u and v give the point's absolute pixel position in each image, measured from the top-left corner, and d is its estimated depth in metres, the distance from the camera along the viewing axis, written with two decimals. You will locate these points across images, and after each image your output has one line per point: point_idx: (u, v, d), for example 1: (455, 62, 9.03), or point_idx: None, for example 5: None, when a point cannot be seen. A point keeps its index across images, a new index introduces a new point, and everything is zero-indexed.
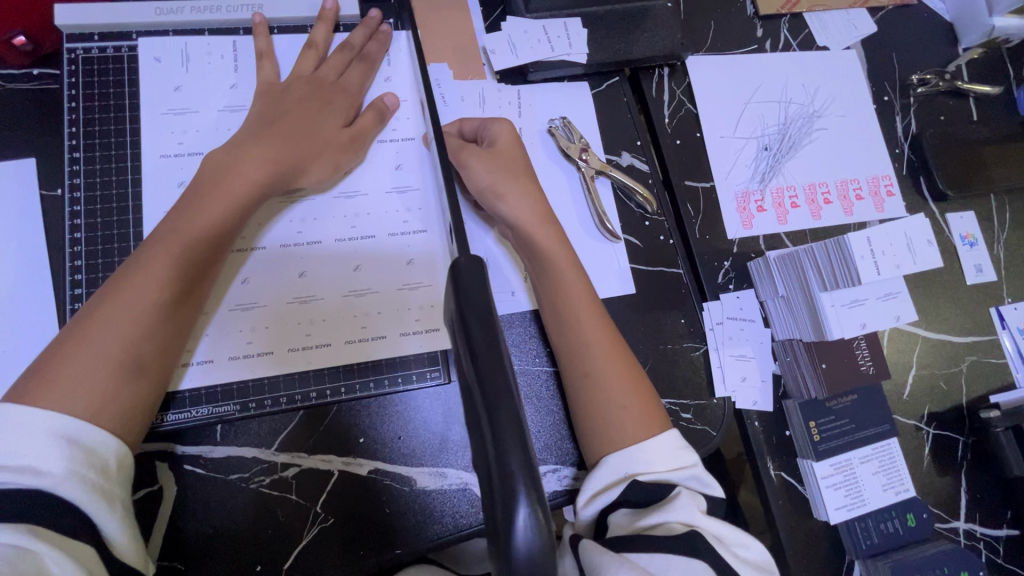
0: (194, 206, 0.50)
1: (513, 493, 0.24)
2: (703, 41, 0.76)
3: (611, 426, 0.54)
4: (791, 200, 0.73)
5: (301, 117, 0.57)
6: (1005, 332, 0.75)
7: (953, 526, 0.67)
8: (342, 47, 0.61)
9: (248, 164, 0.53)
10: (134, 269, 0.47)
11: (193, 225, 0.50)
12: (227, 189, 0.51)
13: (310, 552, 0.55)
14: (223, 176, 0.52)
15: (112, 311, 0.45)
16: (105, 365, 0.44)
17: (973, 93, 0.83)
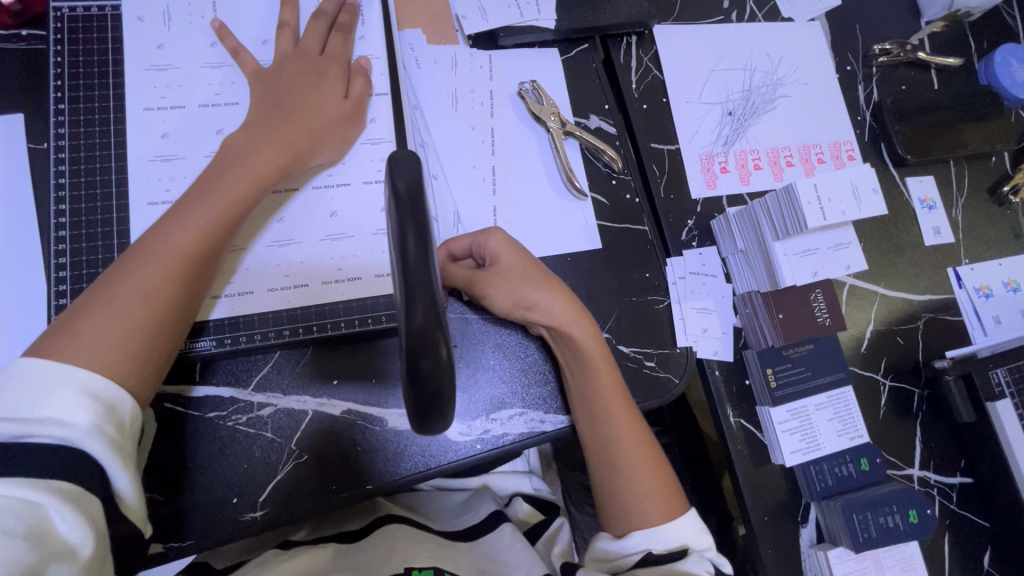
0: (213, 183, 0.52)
1: (431, 336, 0.28)
2: (671, 12, 0.79)
3: (636, 509, 0.58)
4: (754, 163, 0.76)
5: (303, 87, 0.59)
6: (962, 291, 0.78)
7: (908, 473, 0.70)
8: (316, 16, 0.63)
9: (264, 142, 0.55)
10: (153, 239, 0.48)
11: (211, 202, 0.50)
12: (245, 167, 0.53)
13: (286, 486, 0.57)
14: (240, 155, 0.53)
15: (136, 276, 0.46)
16: (125, 330, 0.45)
17: (934, 65, 0.86)
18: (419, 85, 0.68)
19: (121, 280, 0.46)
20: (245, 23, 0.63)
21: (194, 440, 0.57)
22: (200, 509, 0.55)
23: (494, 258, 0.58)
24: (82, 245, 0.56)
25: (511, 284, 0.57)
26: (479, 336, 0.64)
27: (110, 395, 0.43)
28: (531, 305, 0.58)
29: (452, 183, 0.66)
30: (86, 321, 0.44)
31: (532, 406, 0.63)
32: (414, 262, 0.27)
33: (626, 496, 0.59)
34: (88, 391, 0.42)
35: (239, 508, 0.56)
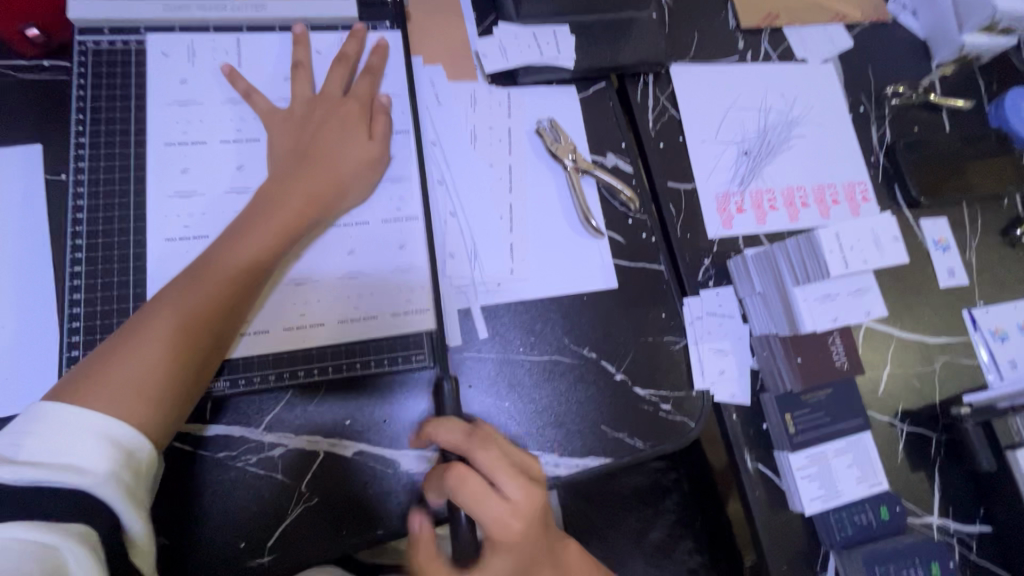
0: (243, 233, 0.53)
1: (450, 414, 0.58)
2: (686, 51, 0.80)
3: None
4: (769, 203, 0.76)
5: (329, 136, 0.59)
6: (978, 333, 0.77)
7: (927, 521, 0.68)
8: (340, 58, 0.64)
9: (292, 191, 0.55)
10: (181, 285, 0.49)
11: (240, 250, 0.52)
12: (275, 216, 0.54)
13: (294, 530, 0.56)
14: (268, 205, 0.55)
15: (165, 319, 0.47)
16: (148, 375, 0.44)
17: (945, 107, 0.86)
18: (438, 123, 0.68)
19: (146, 325, 0.46)
20: (268, 60, 0.63)
21: (202, 482, 0.55)
22: (206, 554, 0.54)
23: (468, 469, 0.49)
24: (97, 280, 0.55)
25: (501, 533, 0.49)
26: (492, 376, 0.63)
27: (129, 440, 0.42)
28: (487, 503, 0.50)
29: (468, 221, 0.66)
30: (109, 366, 0.44)
31: (547, 449, 0.62)
32: None
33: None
34: (108, 436, 0.41)
35: (246, 553, 0.54)
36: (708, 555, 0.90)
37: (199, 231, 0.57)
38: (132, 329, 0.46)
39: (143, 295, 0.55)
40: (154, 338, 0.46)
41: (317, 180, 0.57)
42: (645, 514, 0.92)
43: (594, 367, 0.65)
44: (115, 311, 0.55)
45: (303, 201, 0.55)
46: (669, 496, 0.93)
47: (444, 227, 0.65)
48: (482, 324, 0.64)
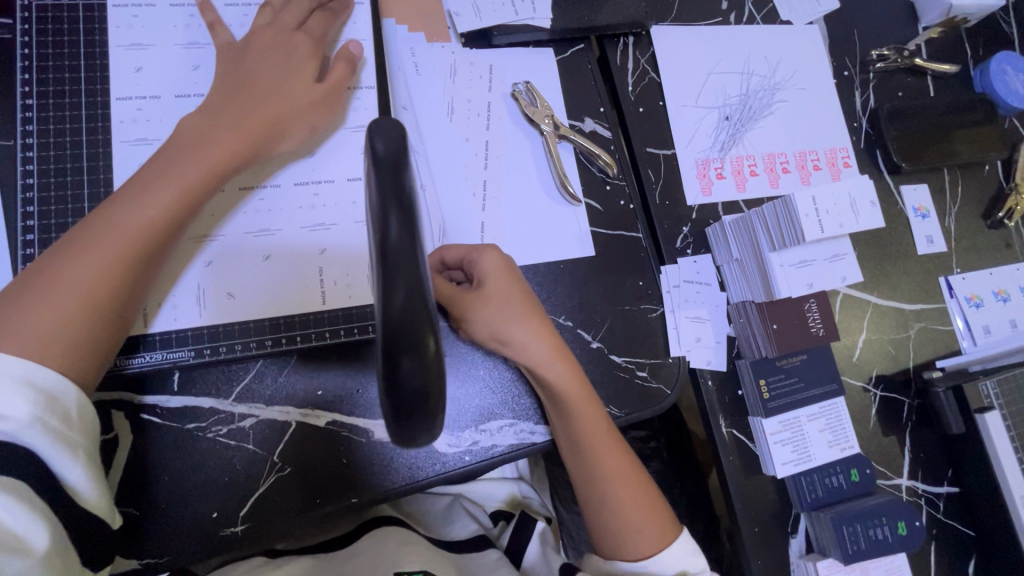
0: (152, 181, 0.48)
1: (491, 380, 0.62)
2: (668, 11, 0.78)
3: (623, 536, 0.58)
4: (750, 169, 0.75)
5: (271, 76, 0.56)
6: (953, 300, 0.78)
7: (896, 483, 0.70)
8: None
9: (198, 148, 0.50)
10: (104, 228, 0.46)
11: (153, 202, 0.48)
12: (198, 154, 0.50)
13: (267, 499, 0.56)
14: (199, 137, 0.51)
15: (69, 274, 0.44)
16: (63, 327, 0.43)
17: (931, 71, 0.85)
18: (411, 93, 0.66)
19: (79, 255, 0.45)
20: (227, 18, 0.60)
21: (171, 454, 0.55)
22: (176, 526, 0.53)
23: (482, 279, 0.55)
24: None
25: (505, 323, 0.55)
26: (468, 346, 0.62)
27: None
28: (509, 339, 0.55)
29: (440, 193, 0.64)
30: (53, 293, 0.44)
31: (522, 417, 0.62)
32: (394, 245, 0.24)
33: (609, 523, 0.59)
34: None
35: (218, 523, 0.54)
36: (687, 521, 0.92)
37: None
38: (55, 271, 0.44)
39: None
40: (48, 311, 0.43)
41: (241, 122, 0.53)
42: None
43: (569, 335, 0.65)
44: None
45: (213, 153, 0.51)
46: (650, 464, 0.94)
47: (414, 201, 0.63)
48: None
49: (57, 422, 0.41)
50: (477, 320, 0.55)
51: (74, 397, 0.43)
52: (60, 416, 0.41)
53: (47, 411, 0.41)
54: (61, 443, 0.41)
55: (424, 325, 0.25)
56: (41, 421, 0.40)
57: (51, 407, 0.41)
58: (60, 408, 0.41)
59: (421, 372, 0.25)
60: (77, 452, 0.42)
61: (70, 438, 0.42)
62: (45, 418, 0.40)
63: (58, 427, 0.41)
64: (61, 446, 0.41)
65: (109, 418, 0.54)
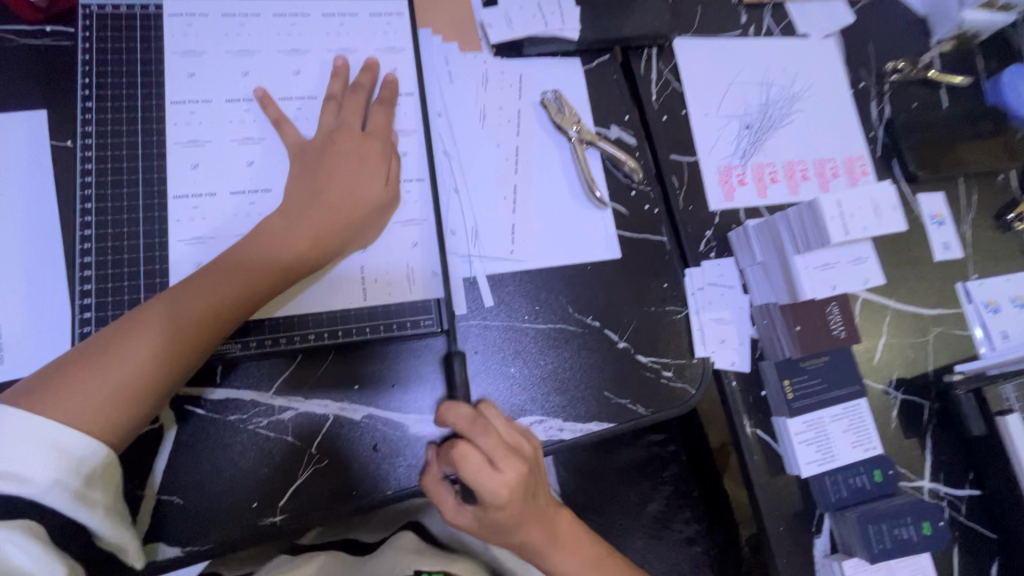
0: (216, 279, 0.51)
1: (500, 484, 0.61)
2: (690, 24, 0.80)
3: None
4: (770, 176, 0.77)
5: (345, 175, 0.57)
6: (972, 306, 0.79)
7: (918, 485, 0.71)
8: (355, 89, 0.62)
9: (260, 253, 0.53)
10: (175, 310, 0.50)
11: (215, 298, 0.51)
12: (269, 254, 0.54)
13: (306, 490, 0.57)
14: (269, 241, 0.54)
15: (129, 347, 0.48)
16: (103, 402, 0.46)
17: (944, 83, 0.87)
18: (445, 101, 0.68)
19: (140, 328, 0.49)
20: (274, 27, 0.63)
21: (213, 444, 0.56)
22: (217, 513, 0.55)
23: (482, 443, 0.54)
24: (108, 245, 0.55)
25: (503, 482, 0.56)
26: (498, 342, 0.64)
27: None
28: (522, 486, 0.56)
29: (472, 196, 0.66)
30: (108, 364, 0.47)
31: (552, 414, 0.63)
32: None
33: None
34: None
35: (259, 513, 0.56)
36: (705, 525, 0.92)
37: (205, 176, 0.58)
38: (119, 343, 0.48)
39: (155, 261, 0.56)
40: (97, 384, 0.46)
41: (308, 233, 0.55)
42: (644, 487, 0.93)
43: (596, 335, 0.66)
44: (126, 275, 0.55)
45: (274, 259, 0.54)
46: (667, 468, 0.95)
47: (446, 201, 0.66)
48: (487, 292, 0.65)
49: (78, 484, 0.44)
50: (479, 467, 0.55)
51: (101, 456, 0.46)
52: (83, 474, 0.45)
53: None
54: (79, 500, 0.44)
55: None
56: None
57: (75, 468, 0.44)
58: (83, 468, 0.45)
59: None
60: (95, 504, 0.46)
61: (87, 495, 0.45)
62: None
63: None
64: (79, 505, 0.44)
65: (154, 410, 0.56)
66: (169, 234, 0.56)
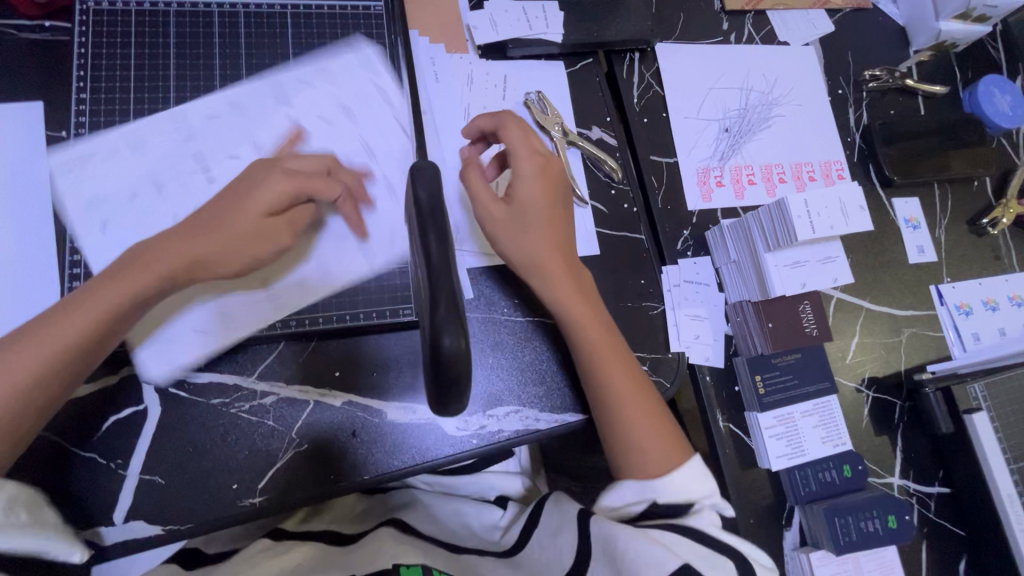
0: (116, 279, 0.50)
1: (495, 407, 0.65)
2: (672, 30, 0.83)
3: (640, 456, 0.58)
4: (748, 178, 0.79)
5: (292, 164, 0.57)
6: (943, 308, 0.81)
7: (888, 481, 0.72)
8: (330, 83, 0.64)
9: (163, 251, 0.51)
10: (86, 299, 0.49)
11: (126, 288, 0.50)
12: (197, 242, 0.52)
13: (286, 473, 0.59)
14: (197, 235, 0.52)
15: (39, 339, 0.48)
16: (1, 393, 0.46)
17: (921, 92, 0.89)
18: (430, 100, 0.70)
19: (50, 321, 0.48)
20: (265, 25, 0.66)
21: (195, 426, 0.58)
22: (196, 493, 0.56)
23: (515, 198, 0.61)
24: (98, 231, 0.57)
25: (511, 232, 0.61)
26: (477, 333, 0.66)
27: None
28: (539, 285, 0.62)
29: (454, 191, 0.68)
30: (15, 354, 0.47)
31: (528, 404, 0.65)
32: (435, 251, 0.31)
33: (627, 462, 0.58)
34: None
35: (238, 494, 0.57)
36: None
37: (193, 167, 0.60)
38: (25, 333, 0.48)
39: None
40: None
41: (213, 232, 0.52)
42: None
43: None
44: (114, 261, 0.57)
45: (176, 257, 0.51)
46: None
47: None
48: (467, 285, 0.66)
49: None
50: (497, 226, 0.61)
51: (17, 480, 0.42)
52: (1, 497, 0.41)
53: None
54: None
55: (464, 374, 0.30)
56: None
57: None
58: (0, 492, 0.41)
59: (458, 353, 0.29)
60: (12, 531, 0.40)
61: (7, 519, 0.40)
62: None
63: None
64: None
65: (140, 393, 0.57)
66: (156, 221, 0.58)
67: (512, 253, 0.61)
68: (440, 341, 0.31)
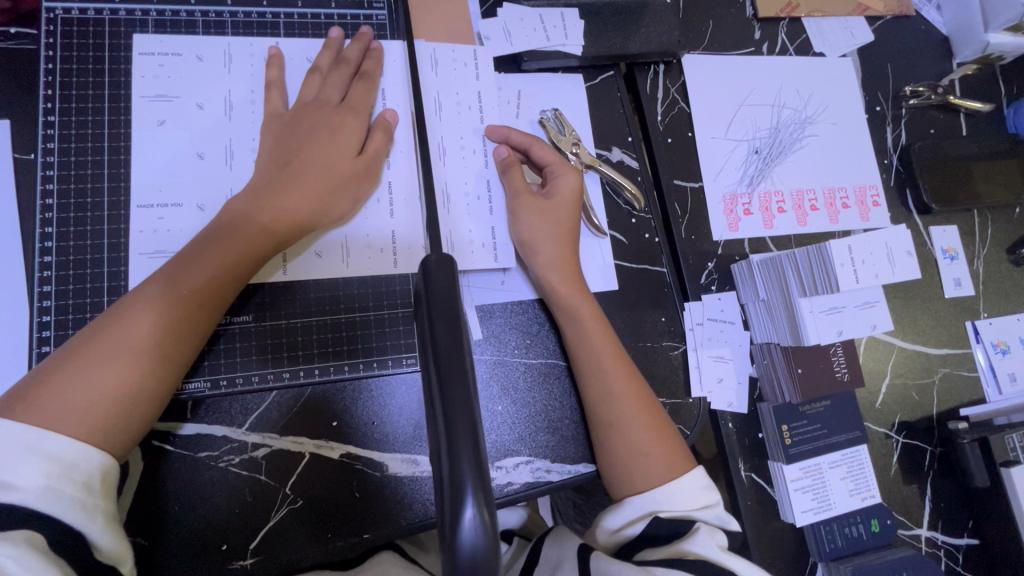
0: (195, 264, 0.49)
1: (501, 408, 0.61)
2: (700, 39, 0.76)
3: (636, 471, 0.55)
4: (777, 205, 0.73)
5: (315, 150, 0.55)
6: (979, 346, 0.76)
7: (916, 533, 0.68)
8: (340, 64, 0.59)
9: (233, 244, 0.50)
10: (147, 296, 0.47)
11: (196, 272, 0.48)
12: (247, 223, 0.51)
13: (279, 532, 0.54)
14: (237, 221, 0.51)
15: (103, 347, 0.44)
16: (88, 404, 0.42)
17: (964, 109, 0.83)
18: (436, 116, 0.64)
19: (114, 327, 0.45)
20: (256, 36, 0.59)
21: (181, 482, 0.54)
22: (184, 556, 0.52)
23: (553, 194, 0.62)
24: (69, 272, 0.52)
25: (540, 228, 0.60)
26: (485, 378, 0.61)
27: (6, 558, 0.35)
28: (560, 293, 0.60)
29: (462, 212, 0.62)
30: (89, 362, 0.44)
31: (539, 454, 0.60)
32: (448, 366, 0.28)
33: (620, 470, 0.56)
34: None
35: (227, 556, 0.53)
36: None
37: (174, 198, 0.54)
38: (81, 344, 0.45)
39: (120, 288, 0.52)
40: (82, 385, 0.43)
41: (285, 211, 0.52)
42: None
43: None
44: (88, 306, 0.51)
45: (260, 229, 0.51)
46: None
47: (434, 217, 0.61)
48: (476, 324, 0.61)
49: (73, 489, 0.40)
50: (529, 215, 0.60)
51: (97, 460, 0.42)
52: (80, 482, 0.41)
53: (62, 479, 0.40)
54: (77, 507, 0.40)
55: (493, 545, 0.25)
56: (52, 489, 0.39)
57: (67, 475, 0.40)
58: (78, 476, 0.41)
59: (483, 533, 0.25)
60: (95, 510, 0.41)
61: (89, 502, 0.41)
62: (58, 485, 0.39)
63: (75, 493, 0.40)
64: (77, 510, 0.40)
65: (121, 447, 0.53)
66: (134, 248, 0.53)
67: (531, 244, 0.60)
68: (453, 533, 0.25)
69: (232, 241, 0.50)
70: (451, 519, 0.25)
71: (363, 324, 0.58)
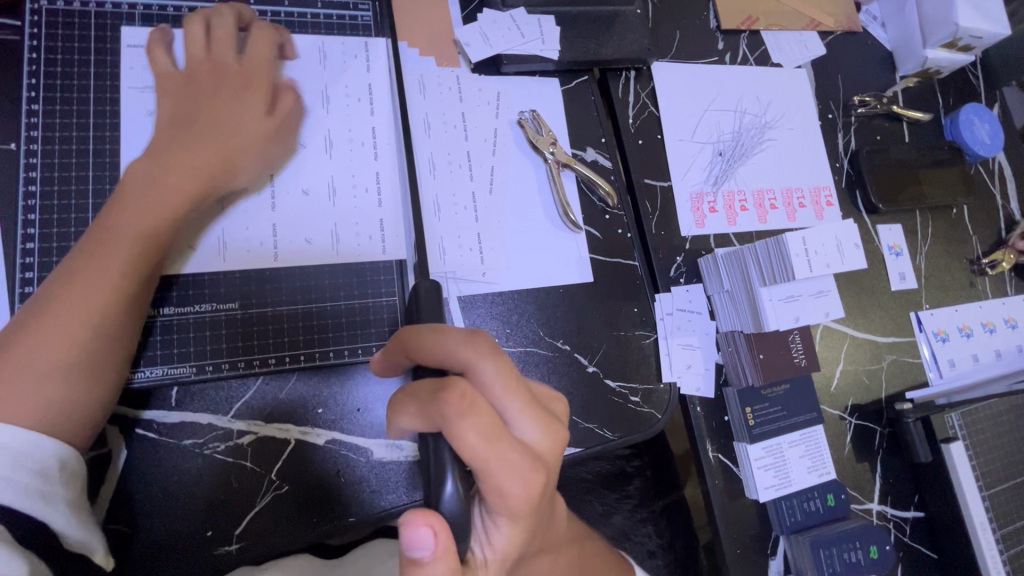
0: (101, 238, 0.48)
1: None
2: (668, 48, 0.81)
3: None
4: (740, 204, 0.78)
5: (221, 107, 0.54)
6: (922, 335, 0.83)
7: (868, 507, 0.74)
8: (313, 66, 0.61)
9: (142, 211, 0.49)
10: (73, 279, 0.46)
11: (116, 248, 0.47)
12: (161, 191, 0.50)
13: (263, 517, 0.55)
14: (148, 185, 0.50)
15: (39, 337, 0.44)
16: (36, 398, 0.43)
17: (906, 118, 0.90)
18: (419, 114, 0.67)
19: (47, 317, 0.45)
20: None
21: (164, 469, 0.54)
22: (165, 542, 0.53)
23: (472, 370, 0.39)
24: (52, 258, 0.52)
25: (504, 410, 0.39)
26: None
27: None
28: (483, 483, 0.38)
29: (450, 219, 0.65)
30: (29, 352, 0.43)
31: None
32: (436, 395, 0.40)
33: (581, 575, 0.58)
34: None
35: (213, 541, 0.54)
36: (666, 539, 0.88)
37: None
38: (13, 336, 0.44)
39: None
40: (23, 378, 0.43)
41: (195, 164, 0.51)
42: (608, 498, 0.89)
43: (566, 359, 0.66)
44: None
45: (175, 184, 0.50)
46: (632, 482, 0.90)
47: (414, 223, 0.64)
48: (458, 314, 0.64)
49: (51, 488, 0.42)
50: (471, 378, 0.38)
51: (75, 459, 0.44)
52: (57, 480, 0.43)
53: (41, 478, 0.42)
54: (54, 504, 0.43)
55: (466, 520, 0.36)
56: (34, 490, 0.41)
57: (45, 475, 0.42)
58: (56, 476, 0.43)
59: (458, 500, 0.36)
60: (69, 508, 0.43)
61: (67, 499, 0.43)
62: (37, 485, 0.41)
63: (51, 492, 0.42)
64: (53, 507, 0.42)
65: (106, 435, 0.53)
66: None
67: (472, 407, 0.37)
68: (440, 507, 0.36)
69: (151, 209, 0.49)
70: (435, 491, 0.36)
71: (346, 313, 0.59)
